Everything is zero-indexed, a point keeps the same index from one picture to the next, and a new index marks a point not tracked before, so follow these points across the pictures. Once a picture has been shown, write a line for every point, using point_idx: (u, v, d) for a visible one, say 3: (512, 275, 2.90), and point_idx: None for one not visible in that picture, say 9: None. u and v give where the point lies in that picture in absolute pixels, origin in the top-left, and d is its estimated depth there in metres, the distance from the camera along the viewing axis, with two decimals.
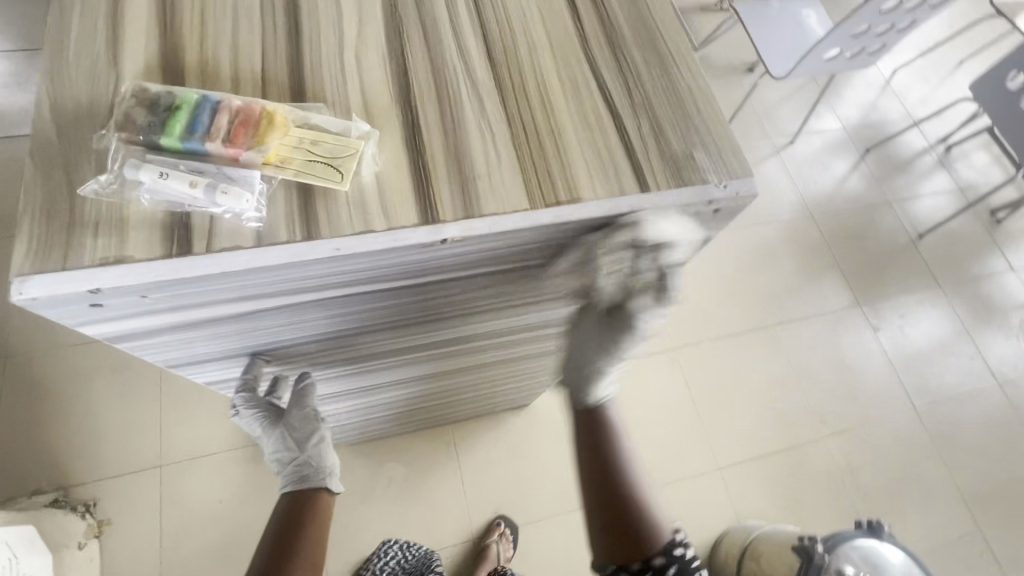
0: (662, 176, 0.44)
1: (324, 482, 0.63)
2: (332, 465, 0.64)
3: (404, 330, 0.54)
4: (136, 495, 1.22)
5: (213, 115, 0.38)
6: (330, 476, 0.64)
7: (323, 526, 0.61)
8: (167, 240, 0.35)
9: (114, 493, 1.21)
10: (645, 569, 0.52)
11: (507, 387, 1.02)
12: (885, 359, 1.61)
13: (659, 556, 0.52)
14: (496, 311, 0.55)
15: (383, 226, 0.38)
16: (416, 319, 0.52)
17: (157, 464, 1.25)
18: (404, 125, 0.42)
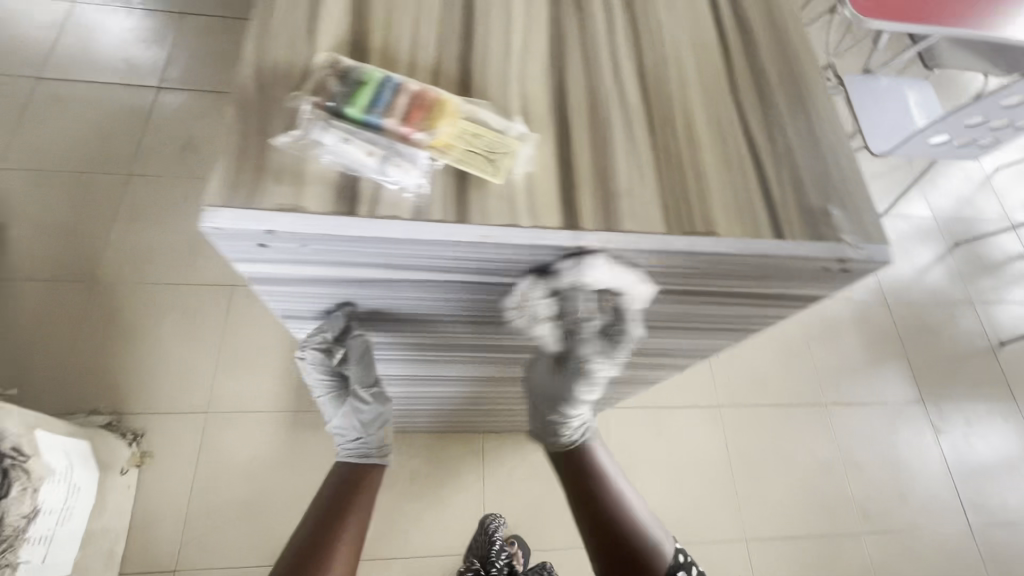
0: (796, 227, 0.44)
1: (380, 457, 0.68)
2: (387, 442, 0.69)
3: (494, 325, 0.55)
4: (180, 434, 1.27)
5: (394, 94, 0.41)
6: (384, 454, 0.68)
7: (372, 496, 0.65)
8: (337, 199, 0.38)
9: (161, 429, 1.27)
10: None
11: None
12: (943, 465, 1.51)
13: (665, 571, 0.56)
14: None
15: (528, 223, 0.40)
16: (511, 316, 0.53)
17: (204, 409, 1.30)
18: (557, 133, 0.44)
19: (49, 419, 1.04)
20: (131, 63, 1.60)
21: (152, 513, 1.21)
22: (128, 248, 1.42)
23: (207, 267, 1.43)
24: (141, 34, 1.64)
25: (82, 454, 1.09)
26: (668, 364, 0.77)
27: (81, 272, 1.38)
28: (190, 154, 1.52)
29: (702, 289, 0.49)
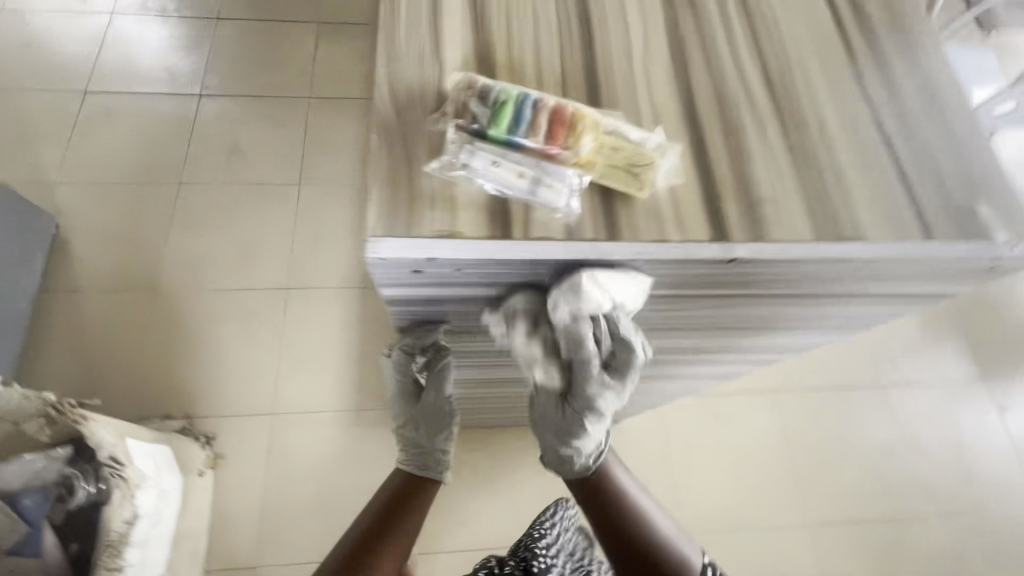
0: (944, 227, 0.43)
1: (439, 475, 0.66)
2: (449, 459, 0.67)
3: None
4: (248, 436, 1.30)
5: (534, 111, 0.40)
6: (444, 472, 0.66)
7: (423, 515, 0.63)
8: (491, 222, 0.38)
9: (231, 431, 1.30)
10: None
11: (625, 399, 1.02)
12: (1009, 443, 1.47)
13: None
14: (692, 329, 0.55)
15: (678, 237, 0.39)
16: None
17: (269, 411, 1.32)
18: (692, 141, 0.43)
19: (132, 426, 1.07)
20: (172, 72, 1.61)
21: (228, 513, 1.24)
22: (185, 255, 1.44)
23: (262, 270, 1.44)
24: (177, 42, 1.65)
25: (165, 458, 1.10)
26: (753, 359, 0.76)
27: (143, 281, 1.41)
28: (237, 160, 1.54)
29: (831, 292, 0.48)
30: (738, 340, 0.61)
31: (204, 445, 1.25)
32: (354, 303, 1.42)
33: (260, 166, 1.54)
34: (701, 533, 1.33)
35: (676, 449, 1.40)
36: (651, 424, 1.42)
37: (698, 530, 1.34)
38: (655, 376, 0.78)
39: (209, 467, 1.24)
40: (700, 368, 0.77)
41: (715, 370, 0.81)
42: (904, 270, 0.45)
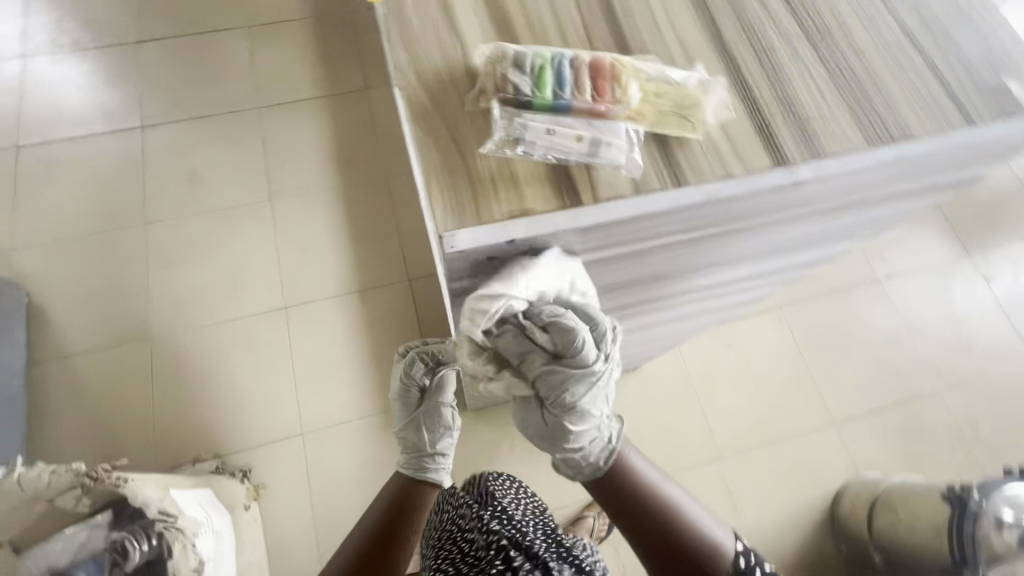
0: (984, 109, 0.43)
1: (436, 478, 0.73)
2: (446, 464, 0.74)
3: (641, 286, 0.55)
4: (284, 461, 1.28)
5: (574, 71, 0.39)
6: (441, 477, 0.73)
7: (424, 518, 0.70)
8: (559, 192, 0.37)
9: (265, 460, 1.28)
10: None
11: (651, 342, 1.05)
12: (999, 309, 1.56)
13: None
14: (731, 262, 0.56)
15: (742, 170, 0.39)
16: (675, 270, 0.53)
17: (299, 432, 1.30)
18: (729, 72, 0.42)
19: (170, 478, 1.04)
20: (106, 109, 1.51)
21: (283, 540, 1.22)
22: (173, 296, 1.38)
23: (256, 295, 1.40)
24: (100, 75, 1.53)
25: (210, 501, 1.07)
26: (778, 278, 0.78)
27: (135, 331, 1.35)
28: (201, 188, 1.46)
29: (879, 196, 0.48)
30: (776, 260, 0.62)
31: (242, 480, 1.23)
32: (358, 309, 1.39)
33: (227, 189, 1.47)
34: (738, 454, 1.39)
35: (699, 382, 1.44)
36: (671, 364, 1.45)
37: (734, 452, 1.39)
38: (686, 312, 0.80)
39: (253, 500, 1.23)
40: (728, 295, 0.79)
41: (740, 295, 0.83)
42: (949, 160, 0.45)
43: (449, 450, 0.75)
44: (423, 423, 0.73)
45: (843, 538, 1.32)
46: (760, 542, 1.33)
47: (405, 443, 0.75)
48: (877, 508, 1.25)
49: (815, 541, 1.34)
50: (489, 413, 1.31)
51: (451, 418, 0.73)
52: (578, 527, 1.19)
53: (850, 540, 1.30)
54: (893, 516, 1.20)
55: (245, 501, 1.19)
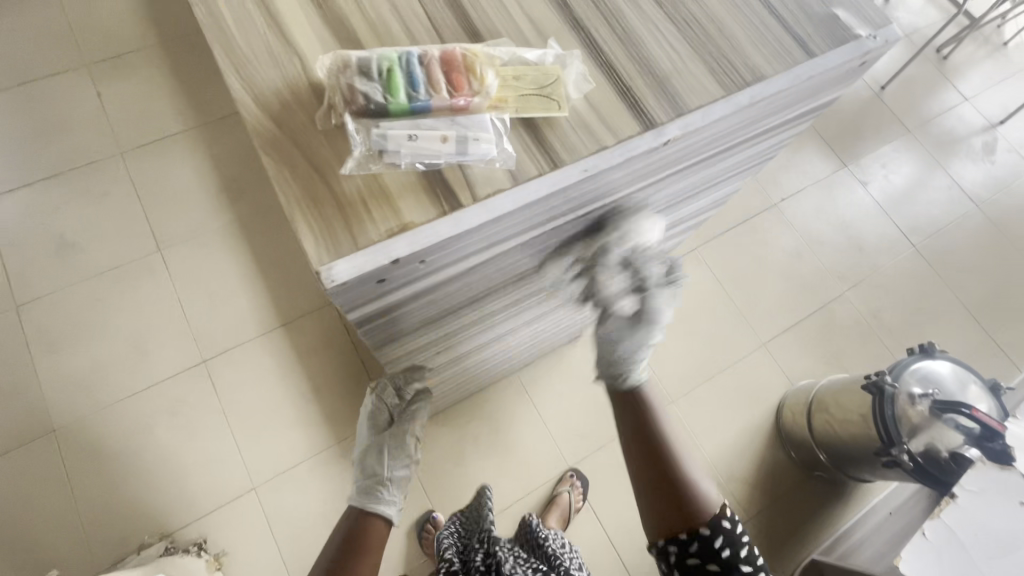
0: (819, 40, 0.46)
1: (387, 513, 0.66)
2: (398, 502, 0.69)
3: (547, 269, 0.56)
4: (240, 522, 1.19)
5: (424, 68, 0.37)
6: (392, 512, 0.67)
7: (377, 553, 0.63)
8: (435, 199, 0.36)
9: (220, 526, 1.19)
10: (694, 539, 0.52)
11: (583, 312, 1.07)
12: (878, 208, 1.72)
13: (705, 526, 0.52)
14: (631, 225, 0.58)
15: (613, 140, 0.39)
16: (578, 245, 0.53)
17: (251, 487, 1.22)
18: (582, 42, 0.42)
19: None
20: None
21: None
22: (69, 380, 1.24)
23: (167, 356, 1.27)
24: None
25: None
26: (679, 229, 0.81)
27: (32, 429, 1.20)
28: (74, 254, 1.31)
29: (748, 138, 0.50)
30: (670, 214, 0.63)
31: (199, 553, 1.14)
32: (283, 345, 1.31)
33: (105, 249, 1.32)
34: (687, 394, 1.46)
35: None
36: None
37: (682, 393, 1.46)
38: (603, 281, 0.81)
39: (216, 570, 1.14)
40: (636, 256, 0.81)
41: (650, 251, 0.85)
42: (802, 94, 0.48)
43: (402, 485, 0.70)
44: (384, 445, 0.70)
45: (791, 445, 1.44)
46: (722, 469, 1.41)
47: (362, 469, 0.70)
48: (813, 411, 1.37)
49: (769, 454, 1.45)
50: (444, 417, 1.29)
51: (414, 447, 0.72)
52: (558, 506, 1.21)
53: (797, 445, 1.42)
54: (825, 415, 1.34)
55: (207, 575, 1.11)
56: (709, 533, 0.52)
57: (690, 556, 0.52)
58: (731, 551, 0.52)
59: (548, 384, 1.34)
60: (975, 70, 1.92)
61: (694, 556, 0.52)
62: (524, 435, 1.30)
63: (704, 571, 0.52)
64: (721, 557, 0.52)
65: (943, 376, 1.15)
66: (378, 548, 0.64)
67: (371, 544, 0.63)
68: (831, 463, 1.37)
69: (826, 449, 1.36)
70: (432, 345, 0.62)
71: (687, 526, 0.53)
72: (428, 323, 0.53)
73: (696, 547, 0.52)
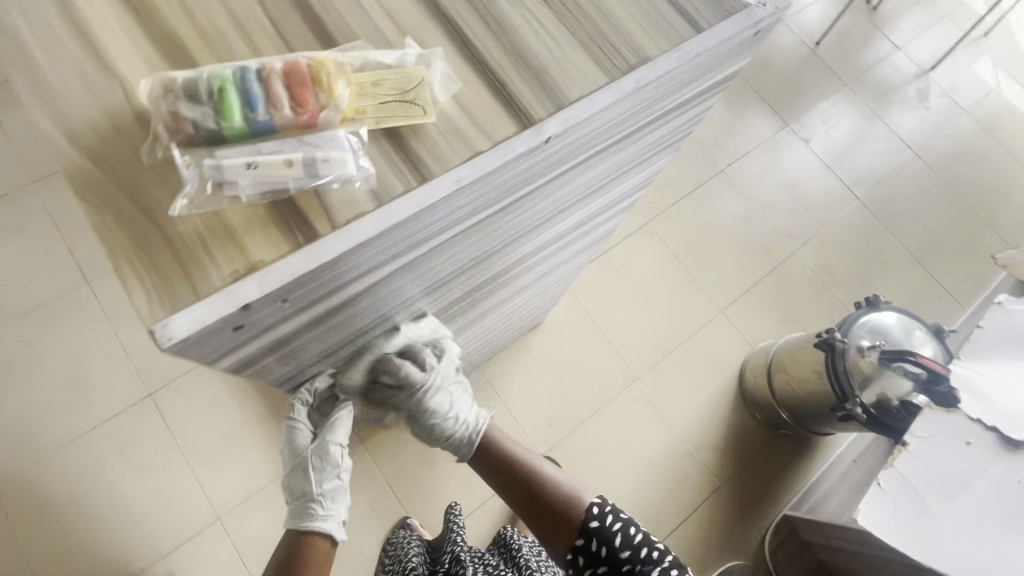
0: (706, 12, 0.43)
1: (326, 530, 0.60)
2: (339, 514, 0.61)
3: (463, 277, 0.52)
4: (207, 555, 1.12)
5: (263, 83, 0.33)
6: (333, 527, 0.60)
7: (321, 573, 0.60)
8: (287, 232, 0.32)
9: (186, 562, 1.11)
10: (578, 551, 0.59)
11: (534, 303, 1.03)
12: (821, 164, 1.74)
13: (579, 538, 0.58)
14: (547, 222, 0.55)
15: (488, 145, 0.36)
16: (480, 256, 0.50)
17: (215, 517, 1.14)
18: (450, 36, 0.38)
19: None
20: None
21: None
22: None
23: (110, 393, 1.17)
24: None
25: None
26: (610, 212, 0.78)
27: None
28: None
29: (646, 125, 0.47)
30: (585, 207, 0.60)
31: None
32: None
33: (23, 288, 1.20)
34: (651, 369, 1.47)
35: (598, 317, 1.49)
36: (568, 309, 1.48)
37: (646, 368, 1.46)
38: (536, 277, 0.77)
39: None
40: (569, 248, 0.78)
41: (584, 241, 0.82)
42: (697, 73, 0.45)
43: (339, 495, 0.60)
44: (307, 463, 0.58)
45: (755, 407, 1.46)
46: (693, 438, 1.43)
47: (291, 486, 0.60)
48: (772, 371, 1.39)
49: (735, 419, 1.47)
50: None
51: (340, 456, 0.59)
52: None
53: (760, 407, 1.45)
54: (783, 375, 1.36)
55: None
56: (585, 541, 0.58)
57: (584, 566, 0.59)
58: (610, 548, 0.57)
59: None
60: (904, 19, 1.95)
61: (587, 565, 0.58)
62: None
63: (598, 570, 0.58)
64: (603, 556, 0.57)
65: (889, 326, 1.18)
66: (323, 561, 0.61)
67: (312, 568, 0.60)
68: (794, 421, 1.40)
69: (788, 408, 1.38)
70: (361, 365, 0.59)
71: (567, 541, 0.59)
72: (327, 354, 0.49)
73: (582, 558, 0.58)
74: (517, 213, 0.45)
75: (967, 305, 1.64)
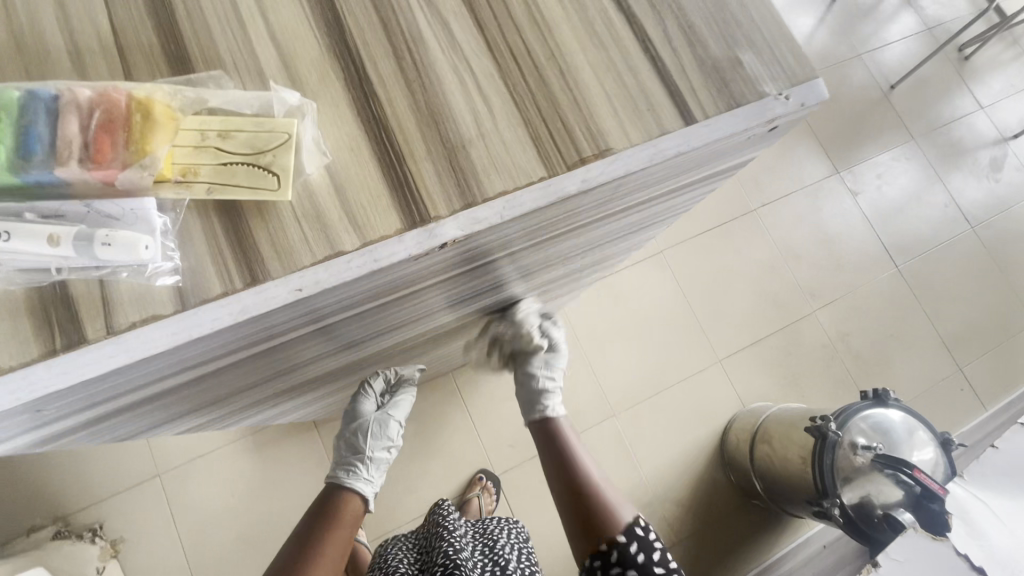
0: (704, 93, 0.32)
1: (363, 491, 0.59)
2: (375, 482, 0.61)
3: (442, 314, 0.46)
4: (143, 507, 1.02)
5: (53, 120, 0.24)
6: (368, 491, 0.60)
7: (349, 531, 0.55)
8: (42, 329, 0.24)
9: (120, 510, 1.02)
10: (614, 547, 0.50)
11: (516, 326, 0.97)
12: (864, 221, 1.58)
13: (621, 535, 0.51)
14: (562, 260, 0.48)
15: (355, 244, 0.27)
16: (420, 315, 0.43)
17: (156, 471, 1.04)
18: (346, 84, 0.29)
19: None
20: None
21: None
22: None
23: None
24: None
25: None
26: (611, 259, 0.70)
27: None
28: None
29: (626, 209, 0.38)
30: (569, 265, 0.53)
31: (93, 539, 0.98)
32: None
33: None
34: (630, 409, 1.36)
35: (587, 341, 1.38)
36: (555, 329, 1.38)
37: (626, 407, 1.36)
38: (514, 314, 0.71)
39: (111, 558, 0.98)
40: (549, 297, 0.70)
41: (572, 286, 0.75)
42: (689, 166, 0.35)
43: (381, 467, 0.62)
44: (366, 427, 0.62)
45: (730, 468, 1.34)
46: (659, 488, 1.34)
47: (343, 445, 0.63)
48: (757, 440, 1.28)
49: (708, 478, 1.35)
50: None
51: (396, 432, 0.65)
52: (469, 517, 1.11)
53: (738, 471, 1.32)
54: (767, 448, 1.25)
55: (99, 563, 0.97)
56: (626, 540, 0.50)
57: (612, 565, 0.50)
58: (646, 555, 0.51)
59: (485, 393, 1.23)
60: (996, 76, 1.75)
61: (615, 564, 0.50)
62: (449, 444, 1.20)
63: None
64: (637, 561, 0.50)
65: (892, 426, 0.98)
66: (354, 522, 0.57)
67: (342, 519, 0.55)
68: (767, 493, 1.28)
69: (763, 479, 1.26)
70: (338, 370, 0.54)
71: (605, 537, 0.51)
72: (209, 402, 0.43)
73: (615, 555, 0.50)
74: (452, 287, 0.38)
75: (990, 406, 1.49)
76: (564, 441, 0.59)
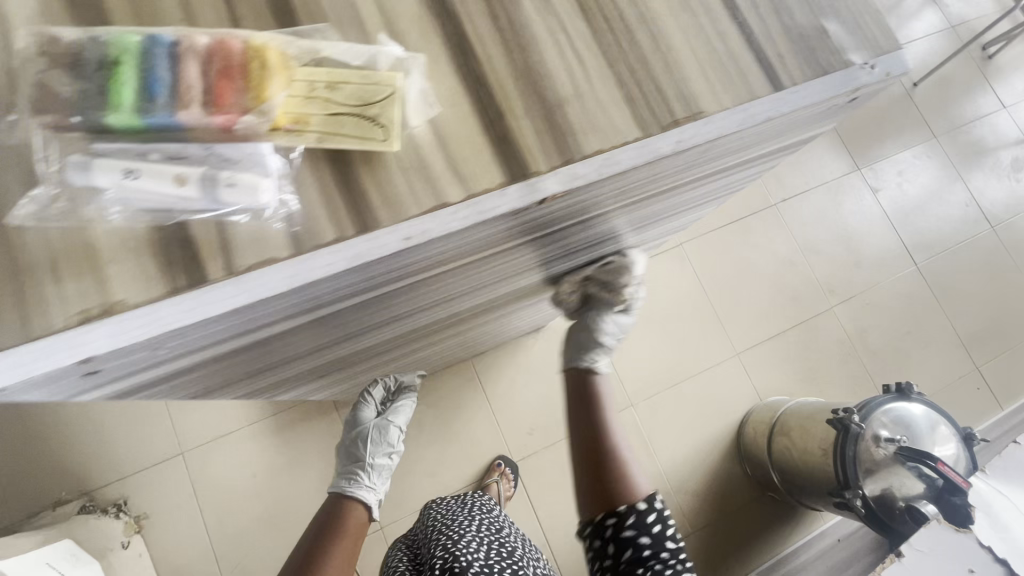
0: (792, 60, 0.33)
1: (366, 498, 0.58)
2: (377, 490, 0.60)
3: (497, 287, 0.47)
4: (166, 485, 1.04)
5: (173, 63, 0.25)
6: (373, 499, 0.58)
7: (353, 539, 0.53)
8: (164, 267, 0.24)
9: (145, 486, 1.03)
10: (631, 511, 0.47)
11: (543, 311, 0.97)
12: (884, 218, 1.58)
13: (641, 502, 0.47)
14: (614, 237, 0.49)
15: (460, 196, 0.27)
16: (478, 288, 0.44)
17: (180, 451, 1.05)
18: (446, 41, 0.30)
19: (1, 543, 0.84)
20: None
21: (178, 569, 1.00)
22: None
23: None
24: None
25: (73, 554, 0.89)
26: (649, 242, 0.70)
27: None
28: None
29: (697, 177, 0.38)
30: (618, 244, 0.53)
31: (118, 515, 1.00)
32: None
33: None
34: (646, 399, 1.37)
35: None
36: None
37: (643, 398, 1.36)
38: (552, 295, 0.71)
39: (135, 533, 1.00)
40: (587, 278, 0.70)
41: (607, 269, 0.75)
42: (769, 134, 0.35)
43: (383, 474, 0.63)
44: (366, 434, 0.66)
45: (747, 460, 1.34)
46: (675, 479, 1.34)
47: (346, 457, 0.64)
48: (775, 432, 1.27)
49: (724, 470, 1.35)
50: None
51: (396, 438, 0.67)
52: None
53: (755, 463, 1.32)
54: (785, 440, 1.25)
55: (124, 538, 0.98)
56: (647, 507, 0.47)
57: (626, 529, 0.47)
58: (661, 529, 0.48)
59: (504, 380, 1.24)
60: (1019, 75, 1.73)
61: (631, 529, 0.47)
62: (468, 429, 1.21)
63: (637, 543, 0.47)
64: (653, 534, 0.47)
65: (916, 420, 0.92)
66: (359, 535, 0.54)
67: (345, 522, 0.53)
68: (784, 486, 1.28)
69: (781, 472, 1.26)
70: (388, 342, 0.54)
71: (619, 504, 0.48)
72: (274, 364, 0.44)
73: (632, 519, 0.47)
74: (520, 255, 0.38)
75: (1005, 405, 1.49)
76: (598, 396, 0.53)
